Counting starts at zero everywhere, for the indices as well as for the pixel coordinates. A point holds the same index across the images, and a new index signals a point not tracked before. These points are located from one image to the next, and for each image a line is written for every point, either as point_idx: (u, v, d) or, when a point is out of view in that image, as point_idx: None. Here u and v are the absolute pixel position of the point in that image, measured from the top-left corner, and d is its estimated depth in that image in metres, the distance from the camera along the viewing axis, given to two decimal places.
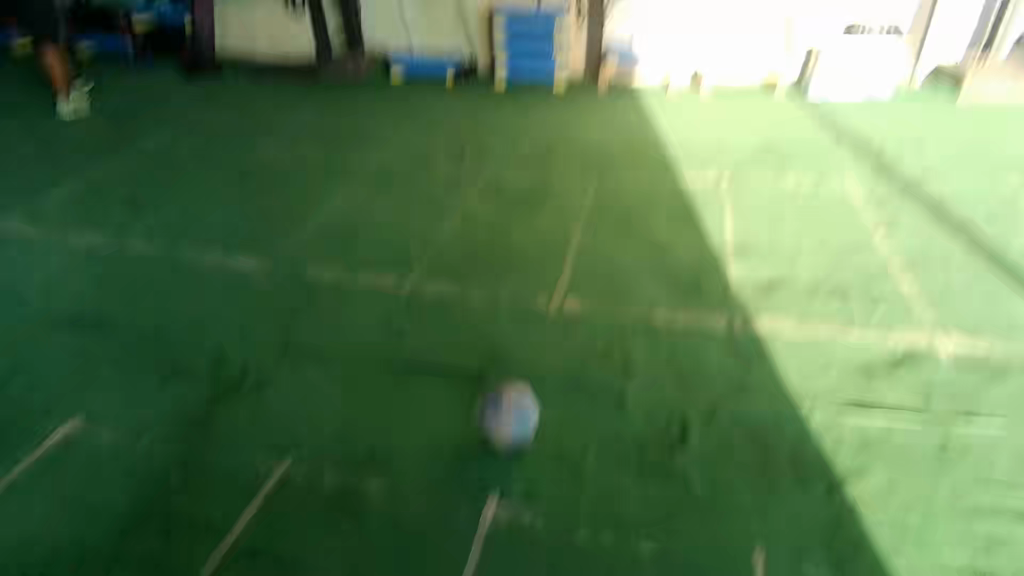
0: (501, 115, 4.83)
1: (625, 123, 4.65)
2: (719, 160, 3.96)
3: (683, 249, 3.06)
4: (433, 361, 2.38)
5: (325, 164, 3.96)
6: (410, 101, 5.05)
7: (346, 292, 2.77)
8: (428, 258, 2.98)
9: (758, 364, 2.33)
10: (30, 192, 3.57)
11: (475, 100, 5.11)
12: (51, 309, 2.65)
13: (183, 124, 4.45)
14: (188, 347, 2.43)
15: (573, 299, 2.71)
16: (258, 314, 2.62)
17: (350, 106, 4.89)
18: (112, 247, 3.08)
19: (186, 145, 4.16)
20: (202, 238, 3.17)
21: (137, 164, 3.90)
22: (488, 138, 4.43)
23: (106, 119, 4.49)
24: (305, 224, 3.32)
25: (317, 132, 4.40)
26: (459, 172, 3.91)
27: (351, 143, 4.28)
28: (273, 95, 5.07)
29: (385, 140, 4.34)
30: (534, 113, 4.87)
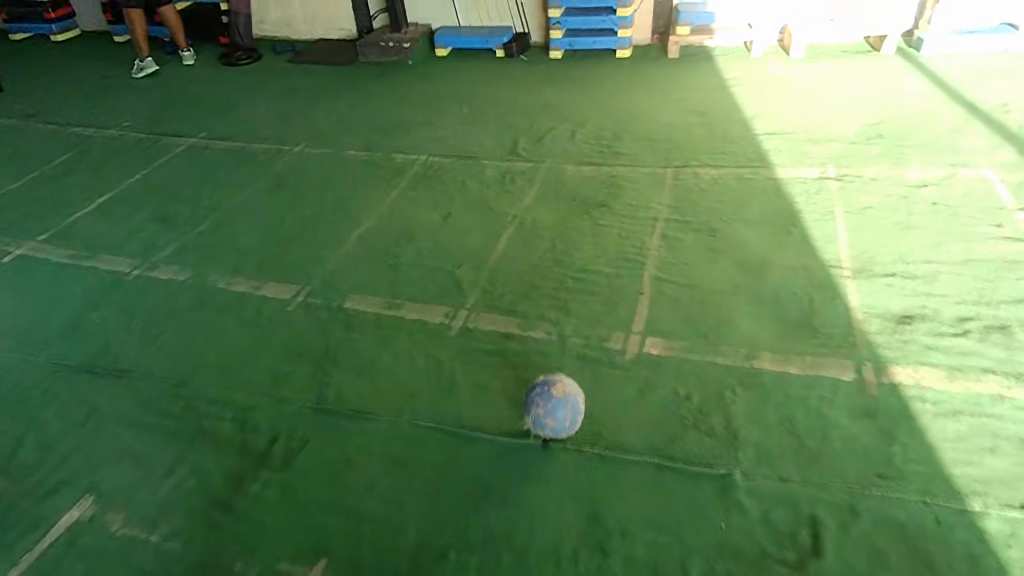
0: (560, 94, 4.31)
1: (703, 99, 4.05)
2: (821, 145, 3.36)
3: (785, 267, 2.55)
4: (489, 425, 2.00)
5: (367, 165, 3.60)
6: (458, 82, 4.60)
7: (391, 330, 2.42)
8: (483, 287, 2.59)
9: (902, 435, 1.84)
10: (58, 204, 3.34)
11: (530, 77, 4.60)
12: (70, 351, 2.41)
13: (219, 122, 4.16)
14: (213, 404, 2.13)
15: (654, 339, 2.27)
16: (293, 360, 2.31)
17: (394, 92, 4.49)
18: (141, 273, 2.82)
19: (220, 145, 3.87)
20: (235, 261, 2.88)
21: (170, 169, 3.63)
22: (546, 124, 3.94)
23: (140, 118, 4.25)
24: (345, 241, 2.98)
25: (358, 126, 4.04)
26: (514, 169, 3.46)
27: (396, 137, 3.90)
28: (313, 83, 4.71)
29: (432, 132, 3.93)
30: (595, 90, 4.32)
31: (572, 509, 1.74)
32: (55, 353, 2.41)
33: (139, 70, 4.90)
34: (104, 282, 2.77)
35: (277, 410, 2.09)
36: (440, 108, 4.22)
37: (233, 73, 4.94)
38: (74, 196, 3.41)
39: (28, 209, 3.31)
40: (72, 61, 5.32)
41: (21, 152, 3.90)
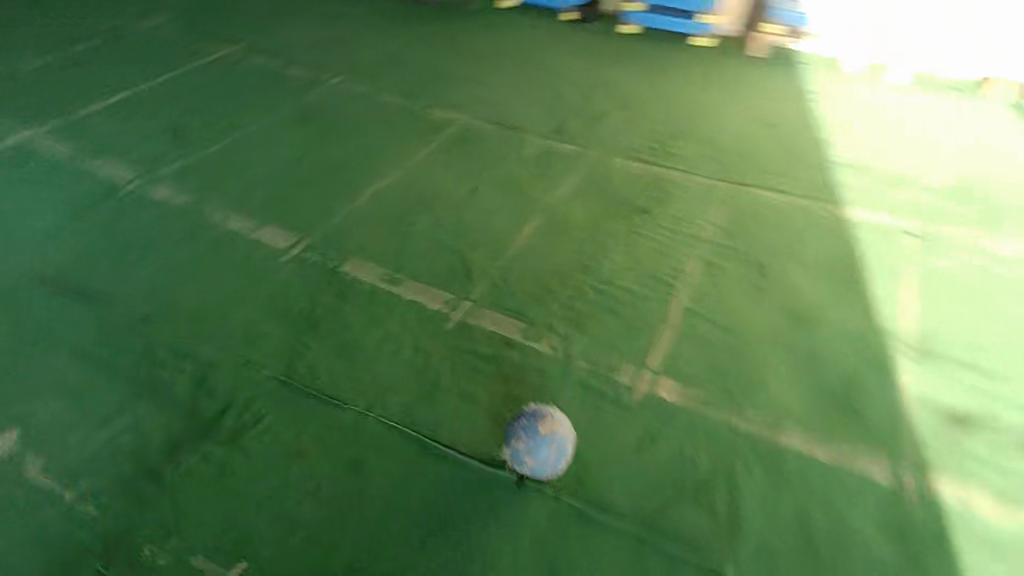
0: (625, 74, 3.93)
1: (782, 109, 3.63)
2: (904, 191, 2.96)
3: (835, 327, 2.24)
4: (463, 444, 1.79)
5: (402, 116, 3.32)
6: (520, 40, 4.24)
7: (384, 308, 2.20)
8: (494, 282, 2.36)
9: (930, 565, 1.57)
10: (74, 95, 3.14)
11: (598, 48, 4.21)
12: (43, 262, 2.23)
13: (260, 36, 3.89)
14: (173, 352, 1.94)
15: (668, 382, 2.02)
16: (272, 319, 2.10)
17: (450, 40, 4.16)
18: (139, 188, 2.62)
19: (254, 62, 3.61)
20: (238, 194, 2.65)
21: (196, 79, 3.40)
22: (602, 106, 3.59)
23: (180, 18, 4.00)
24: (358, 196, 2.72)
25: (402, 69, 3.73)
26: (556, 150, 3.19)
27: (440, 89, 3.60)
28: (366, 13, 4.39)
29: (479, 92, 3.62)
30: (664, 77, 3.92)
31: (533, 567, 1.54)
32: (26, 260, 2.23)
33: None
34: (97, 191, 2.57)
35: (240, 374, 1.90)
36: (493, 67, 3.89)
37: None
38: (92, 90, 3.20)
39: (41, 94, 3.12)
40: None
41: (51, 31, 3.70)
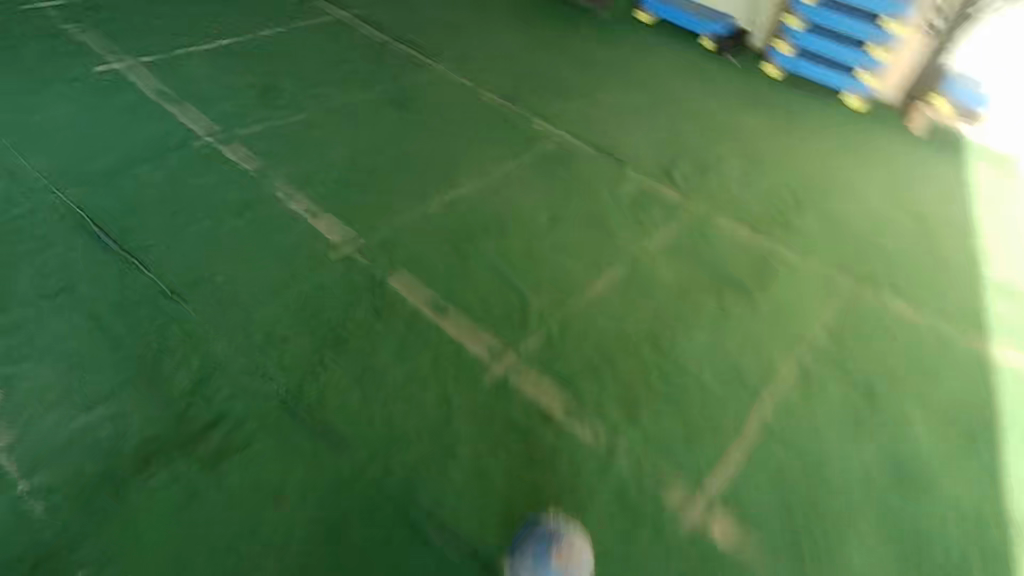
0: (754, 124, 3.53)
1: (930, 200, 3.13)
2: None
3: (949, 498, 1.84)
4: (463, 536, 1.54)
5: (500, 121, 3.08)
6: (646, 63, 3.91)
7: (420, 341, 1.97)
8: (550, 337, 2.07)
9: None
10: (181, 32, 3.08)
11: (730, 88, 3.82)
12: (92, 202, 2.11)
13: (378, 8, 3.75)
14: (184, 341, 1.78)
15: (725, 519, 1.70)
16: (299, 325, 1.91)
17: (572, 49, 3.88)
18: (215, 143, 2.48)
19: (365, 33, 3.47)
20: (310, 172, 2.48)
21: (303, 38, 3.28)
22: (720, 156, 3.22)
23: None
24: (430, 201, 2.49)
25: (513, 73, 3.51)
26: (656, 196, 2.89)
27: (547, 102, 3.35)
28: (492, 3, 4.17)
29: (588, 113, 3.34)
30: (798, 135, 3.48)
31: None
32: (77, 196, 2.13)
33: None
34: (169, 136, 2.45)
35: (243, 384, 1.72)
36: (609, 87, 3.60)
37: None
38: (199, 30, 3.14)
39: (151, 24, 3.10)
40: None
41: None
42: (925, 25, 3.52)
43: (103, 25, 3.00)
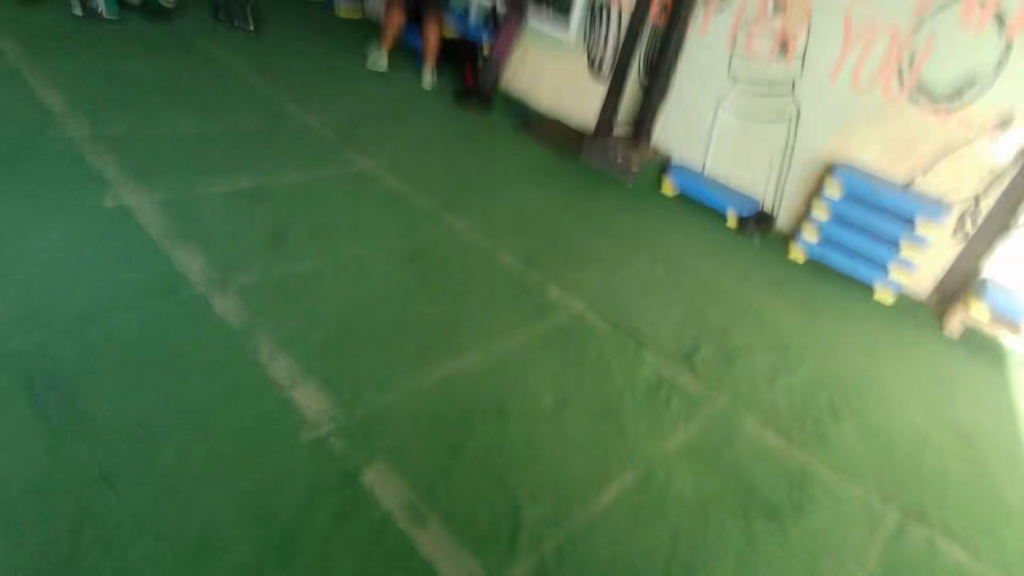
0: (782, 306, 3.38)
1: (977, 414, 2.86)
2: None
3: None
4: None
5: (515, 286, 2.97)
6: (668, 233, 3.88)
7: (387, 561, 1.73)
8: (540, 567, 1.81)
9: None
10: (204, 171, 3.10)
11: (754, 266, 3.73)
12: (52, 355, 2.01)
13: (407, 157, 3.82)
14: (102, 543, 1.60)
15: None
16: (244, 528, 1.71)
17: (596, 214, 3.88)
18: (203, 290, 2.38)
19: (388, 183, 3.48)
20: (298, 329, 2.32)
21: (326, 184, 3.29)
22: (744, 341, 3.04)
23: (342, 119, 4.05)
24: (428, 374, 2.29)
25: (534, 233, 3.47)
26: (675, 383, 2.66)
27: (566, 268, 3.27)
28: (519, 162, 4.25)
29: (607, 283, 3.24)
30: (827, 325, 3.30)
31: None
32: (37, 346, 2.02)
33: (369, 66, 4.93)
34: (160, 281, 2.37)
35: None
36: (630, 257, 3.52)
37: (454, 114, 4.65)
38: (224, 169, 3.17)
39: (178, 160, 3.13)
40: (334, 31, 5.39)
41: (222, 99, 3.84)
42: (958, 231, 3.51)
43: (128, 157, 3.04)
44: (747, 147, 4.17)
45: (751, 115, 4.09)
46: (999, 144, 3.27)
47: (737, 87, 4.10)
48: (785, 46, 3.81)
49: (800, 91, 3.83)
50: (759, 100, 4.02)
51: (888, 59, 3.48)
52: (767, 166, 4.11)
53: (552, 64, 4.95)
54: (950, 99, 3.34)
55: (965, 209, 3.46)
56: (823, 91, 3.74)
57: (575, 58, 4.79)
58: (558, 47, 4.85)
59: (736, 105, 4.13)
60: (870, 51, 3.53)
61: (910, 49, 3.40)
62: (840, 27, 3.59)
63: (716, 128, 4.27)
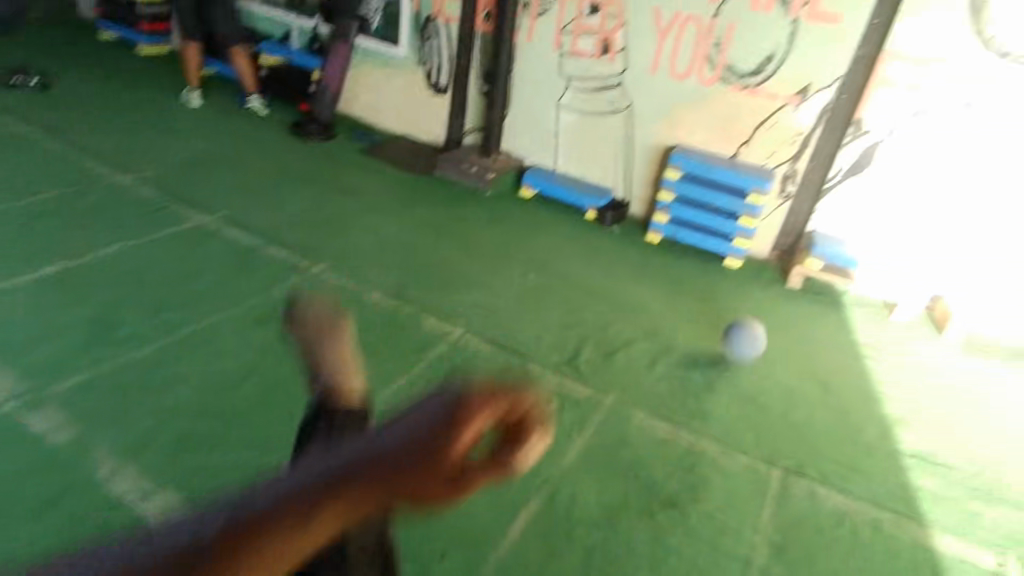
0: (647, 292, 3.53)
1: (827, 360, 3.14)
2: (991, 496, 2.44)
3: None
4: None
5: (386, 327, 2.88)
6: (531, 236, 3.93)
7: None
8: None
9: None
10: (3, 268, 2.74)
11: (616, 256, 3.87)
12: None
13: (249, 203, 3.56)
14: None
15: None
16: None
17: (459, 229, 3.84)
18: (11, 415, 2.15)
19: (232, 237, 3.22)
20: (134, 436, 2.15)
21: (159, 255, 2.99)
22: (621, 333, 3.15)
23: (166, 171, 3.68)
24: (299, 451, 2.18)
25: (400, 263, 3.37)
26: (564, 393, 2.69)
27: (438, 293, 3.20)
28: (371, 187, 4.09)
29: (482, 301, 3.21)
30: (692, 302, 3.49)
31: None
32: None
33: (187, 104, 4.58)
34: None
35: None
36: (500, 268, 3.52)
37: (294, 146, 4.41)
38: (27, 260, 2.80)
39: None
40: (142, 72, 4.90)
41: (13, 173, 3.37)
42: (783, 194, 3.83)
43: None
44: (590, 143, 4.30)
45: (588, 112, 4.22)
46: (803, 113, 3.63)
47: (571, 86, 4.21)
48: (607, 44, 4.00)
49: (628, 84, 4.03)
50: (593, 96, 4.16)
51: (698, 46, 3.76)
52: (612, 157, 4.27)
53: (389, 82, 4.81)
54: (755, 76, 3.68)
55: (786, 173, 3.79)
56: (648, 82, 3.97)
57: (411, 74, 4.69)
58: (392, 64, 4.72)
59: (573, 103, 4.25)
60: (681, 40, 3.80)
61: (715, 36, 3.71)
62: (652, 21, 3.84)
63: (559, 127, 4.35)
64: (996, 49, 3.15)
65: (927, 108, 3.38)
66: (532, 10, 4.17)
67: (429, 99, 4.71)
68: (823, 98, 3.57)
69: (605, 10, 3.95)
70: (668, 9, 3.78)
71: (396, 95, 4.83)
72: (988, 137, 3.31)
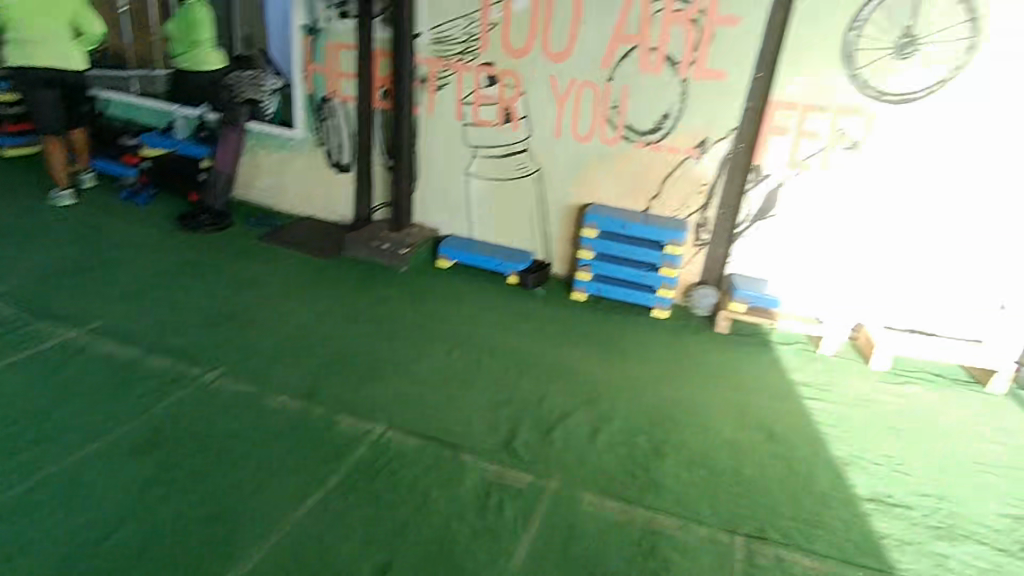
0: (578, 356, 3.38)
1: (767, 406, 3.05)
2: (954, 534, 2.34)
3: None
4: None
5: (294, 436, 2.56)
6: (452, 309, 3.73)
7: None
8: None
9: None
10: None
11: (542, 320, 3.72)
12: None
13: (131, 312, 3.21)
14: None
15: None
16: None
17: (374, 311, 3.58)
18: None
19: (107, 351, 2.90)
20: None
21: (18, 391, 2.63)
22: (558, 404, 2.95)
23: (31, 286, 3.29)
24: None
25: (310, 358, 3.07)
26: (504, 483, 2.44)
27: (355, 385, 2.92)
28: (275, 276, 3.81)
29: (405, 388, 2.94)
30: (626, 361, 3.37)
31: None
32: None
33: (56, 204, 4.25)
34: None
35: None
36: (422, 349, 3.28)
37: (186, 240, 4.08)
38: None
39: None
40: (7, 178, 4.48)
41: None
42: (698, 241, 3.86)
43: None
44: (503, 210, 4.22)
45: (497, 179, 4.16)
46: (704, 165, 3.71)
47: (477, 155, 4.16)
48: (508, 112, 3.99)
49: (533, 150, 4.01)
50: (501, 164, 4.12)
51: (596, 109, 3.80)
52: (527, 222, 4.19)
53: (289, 164, 4.60)
54: (655, 134, 3.74)
55: (697, 222, 3.84)
56: (553, 146, 3.96)
57: (311, 155, 4.51)
58: (289, 147, 4.54)
59: (481, 172, 4.18)
60: (580, 105, 3.83)
61: (612, 98, 3.76)
62: (549, 88, 3.86)
63: (470, 197, 4.26)
64: (873, 89, 3.32)
65: (818, 150, 3.51)
66: (429, 85, 4.11)
67: (332, 179, 4.52)
68: (722, 149, 3.66)
69: (502, 81, 3.94)
70: (563, 76, 3.81)
71: (297, 176, 4.61)
72: (876, 173, 3.45)
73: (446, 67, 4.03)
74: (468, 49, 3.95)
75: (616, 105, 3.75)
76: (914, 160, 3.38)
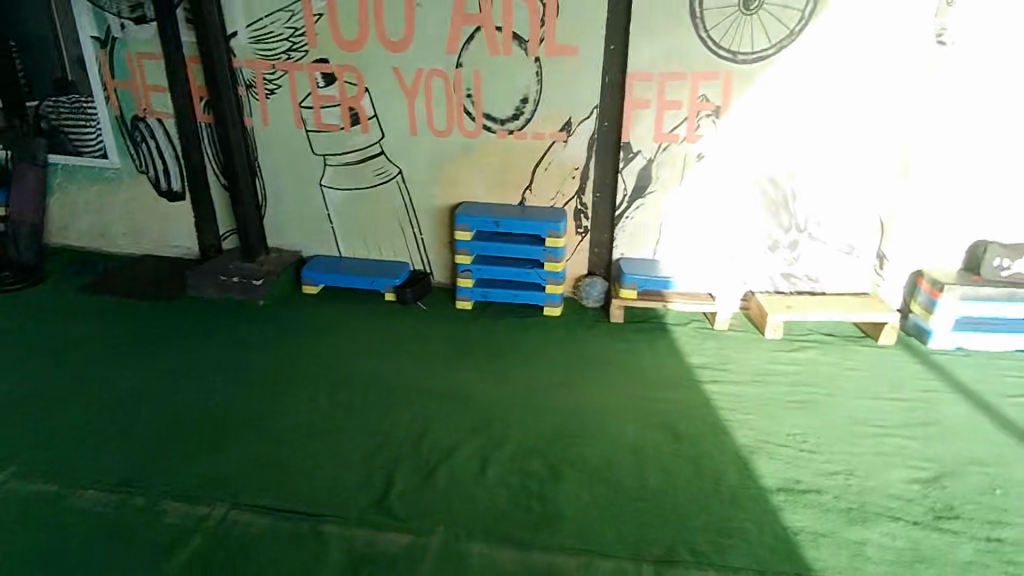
0: (463, 374, 3.02)
1: (668, 399, 2.83)
2: (866, 513, 2.20)
3: None
4: None
5: (108, 542, 2.06)
6: (320, 342, 3.27)
7: None
8: None
9: None
10: None
11: (423, 339, 3.33)
12: None
13: None
14: None
15: None
16: None
17: (223, 359, 3.07)
18: None
19: None
20: None
21: None
22: (442, 437, 2.59)
23: None
24: None
25: (136, 433, 2.55)
26: (374, 552, 2.04)
27: (193, 458, 2.43)
28: (99, 335, 3.22)
29: (256, 452, 2.48)
30: (517, 372, 3.05)
31: None
32: None
33: None
34: None
35: None
36: (281, 398, 2.81)
37: None
38: None
39: None
40: None
41: None
42: (579, 229, 3.61)
43: None
44: (369, 221, 3.78)
45: (355, 188, 3.71)
46: (573, 148, 3.45)
47: (329, 164, 3.69)
48: (354, 113, 3.55)
49: (389, 151, 3.60)
50: (356, 170, 3.68)
51: (450, 99, 3.44)
52: (396, 231, 3.78)
53: (111, 199, 3.95)
54: (516, 121, 3.44)
55: (577, 209, 3.58)
56: (410, 144, 3.57)
57: (135, 186, 3.89)
58: (107, 179, 3.91)
59: (336, 182, 3.72)
60: (432, 96, 3.45)
61: (464, 85, 3.41)
62: (394, 81, 3.45)
63: (328, 211, 3.79)
64: (725, 52, 3.16)
65: (685, 119, 3.32)
66: (258, 90, 3.59)
67: (166, 210, 3.91)
68: (587, 129, 3.41)
69: (341, 78, 3.49)
70: (407, 65, 3.41)
71: (123, 211, 3.96)
72: (744, 137, 3.31)
73: (274, 68, 3.53)
74: (295, 46, 3.47)
75: (471, 91, 3.41)
76: (780, 118, 3.25)
